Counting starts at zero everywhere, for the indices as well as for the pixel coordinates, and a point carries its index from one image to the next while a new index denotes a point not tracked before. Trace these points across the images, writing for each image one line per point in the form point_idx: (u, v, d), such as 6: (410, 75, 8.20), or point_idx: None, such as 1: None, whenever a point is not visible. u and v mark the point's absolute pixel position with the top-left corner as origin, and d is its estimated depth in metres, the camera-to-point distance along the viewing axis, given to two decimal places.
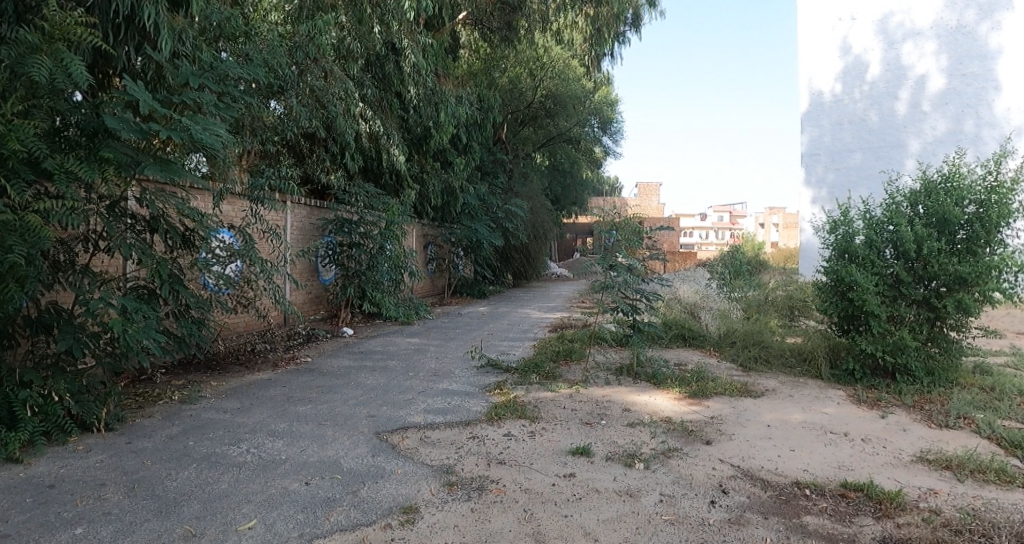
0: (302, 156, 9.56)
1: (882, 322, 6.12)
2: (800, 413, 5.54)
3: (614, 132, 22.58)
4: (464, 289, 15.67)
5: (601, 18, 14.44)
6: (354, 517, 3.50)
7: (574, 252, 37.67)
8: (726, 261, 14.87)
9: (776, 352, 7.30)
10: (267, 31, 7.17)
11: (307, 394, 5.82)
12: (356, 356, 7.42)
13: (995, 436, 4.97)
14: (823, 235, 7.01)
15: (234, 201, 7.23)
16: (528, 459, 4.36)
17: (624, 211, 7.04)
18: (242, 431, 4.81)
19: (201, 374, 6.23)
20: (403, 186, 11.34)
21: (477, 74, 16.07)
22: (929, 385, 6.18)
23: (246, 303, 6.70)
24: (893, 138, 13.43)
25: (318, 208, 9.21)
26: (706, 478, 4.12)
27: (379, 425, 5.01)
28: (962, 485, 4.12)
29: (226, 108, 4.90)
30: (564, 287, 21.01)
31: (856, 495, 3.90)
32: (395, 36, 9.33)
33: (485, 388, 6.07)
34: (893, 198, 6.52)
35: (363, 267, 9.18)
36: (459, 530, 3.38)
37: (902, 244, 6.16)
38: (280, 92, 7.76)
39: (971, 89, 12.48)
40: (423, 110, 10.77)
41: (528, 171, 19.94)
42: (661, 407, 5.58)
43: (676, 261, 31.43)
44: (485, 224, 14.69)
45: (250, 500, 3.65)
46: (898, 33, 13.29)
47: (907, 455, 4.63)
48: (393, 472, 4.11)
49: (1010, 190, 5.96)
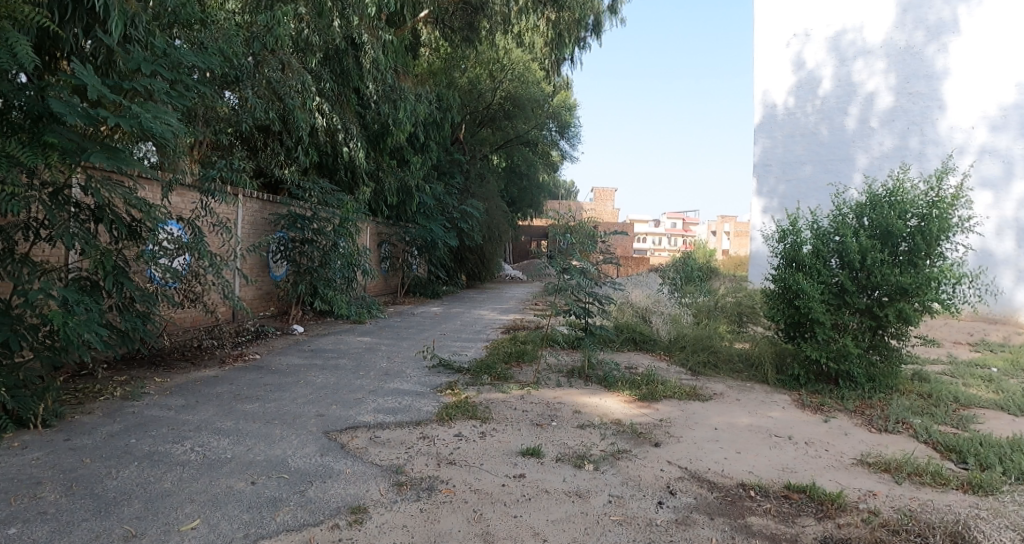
0: (256, 150, 9.42)
1: (827, 330, 6.29)
2: (748, 417, 5.67)
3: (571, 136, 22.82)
4: (419, 290, 15.56)
5: (563, 23, 14.79)
6: (302, 516, 3.45)
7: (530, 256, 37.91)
8: (677, 268, 15.04)
9: (725, 357, 7.44)
10: (223, 19, 6.96)
11: (255, 392, 5.69)
12: (307, 354, 7.28)
13: (932, 441, 5.20)
14: (772, 243, 7.16)
15: (184, 193, 6.98)
16: (478, 459, 4.36)
17: (579, 215, 7.02)
18: (186, 428, 4.68)
19: (146, 370, 6.04)
20: (359, 183, 11.16)
21: (437, 73, 15.91)
22: (870, 391, 6.39)
23: (193, 298, 6.49)
24: (843, 151, 14.01)
25: (272, 202, 8.97)
26: (653, 479, 4.19)
27: (329, 424, 4.93)
28: (900, 487, 4.28)
29: (179, 96, 4.81)
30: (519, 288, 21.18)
31: (799, 496, 4.02)
32: (354, 31, 9.14)
33: (436, 389, 6.03)
34: (840, 210, 6.71)
35: (316, 263, 9.01)
36: (408, 530, 3.37)
37: (847, 255, 6.35)
38: (235, 83, 7.56)
39: (917, 107, 13.00)
40: (381, 108, 10.58)
41: (486, 172, 19.83)
42: (612, 409, 5.63)
43: (629, 266, 32.05)
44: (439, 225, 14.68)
45: (195, 499, 3.56)
46: (850, 50, 13.83)
47: (848, 458, 4.80)
48: (342, 472, 4.06)
49: (951, 205, 6.18)
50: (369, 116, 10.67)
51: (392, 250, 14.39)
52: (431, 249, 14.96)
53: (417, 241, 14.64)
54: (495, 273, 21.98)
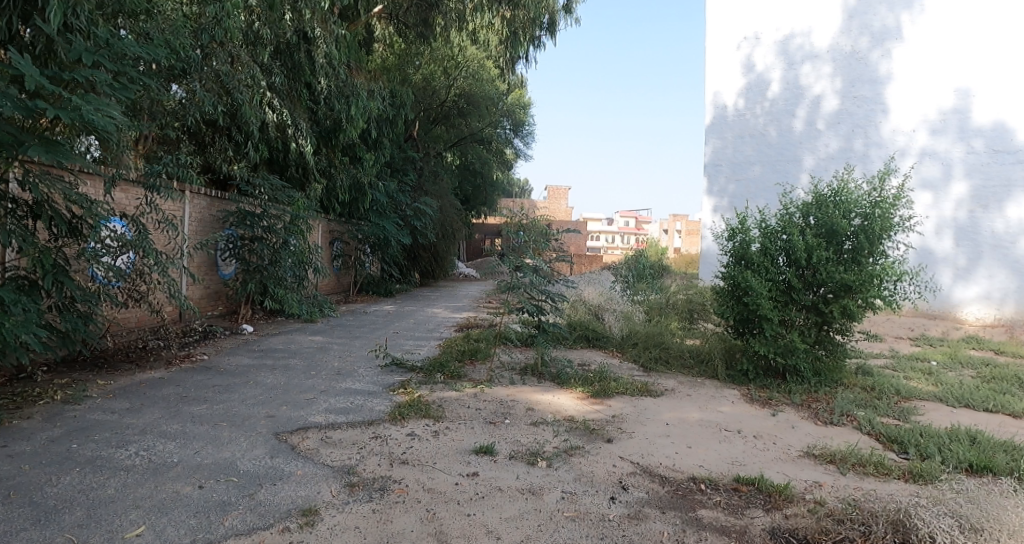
0: (203, 145, 9.13)
1: (774, 326, 6.48)
2: (698, 412, 5.79)
3: (525, 135, 22.99)
4: (371, 288, 15.37)
5: (518, 21, 14.48)
6: (252, 520, 3.39)
7: (483, 254, 37.92)
8: (630, 266, 15.23)
9: (675, 353, 7.60)
10: (170, 9, 6.75)
11: (203, 393, 5.54)
12: (256, 354, 7.14)
13: (875, 432, 5.39)
14: (721, 242, 7.33)
15: (128, 189, 6.77)
16: (431, 458, 4.35)
17: (533, 213, 7.03)
18: (131, 432, 4.54)
19: (89, 372, 5.83)
20: (310, 180, 10.99)
21: (390, 69, 15.93)
22: (816, 385, 6.60)
23: (138, 297, 6.28)
24: (790, 153, 14.45)
25: (220, 198, 8.78)
26: (606, 475, 4.24)
27: (279, 425, 4.85)
28: (845, 477, 4.44)
29: (123, 89, 4.68)
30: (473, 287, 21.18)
31: (748, 488, 4.12)
32: (306, 25, 9.00)
33: (389, 388, 5.98)
34: (787, 209, 6.91)
35: (266, 262, 8.81)
36: (360, 531, 3.34)
37: (793, 253, 6.54)
38: (181, 76, 7.40)
39: (861, 110, 13.49)
40: (333, 104, 10.41)
41: (440, 169, 19.65)
42: (564, 406, 5.68)
43: (581, 264, 32.38)
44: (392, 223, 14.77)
45: (140, 505, 3.46)
46: (798, 54, 14.23)
47: (796, 450, 4.95)
48: (293, 473, 4.00)
49: (893, 205, 6.41)
50: (320, 112, 10.49)
51: (344, 248, 14.20)
52: (383, 247, 14.86)
53: (370, 239, 14.50)
54: (448, 272, 21.93)
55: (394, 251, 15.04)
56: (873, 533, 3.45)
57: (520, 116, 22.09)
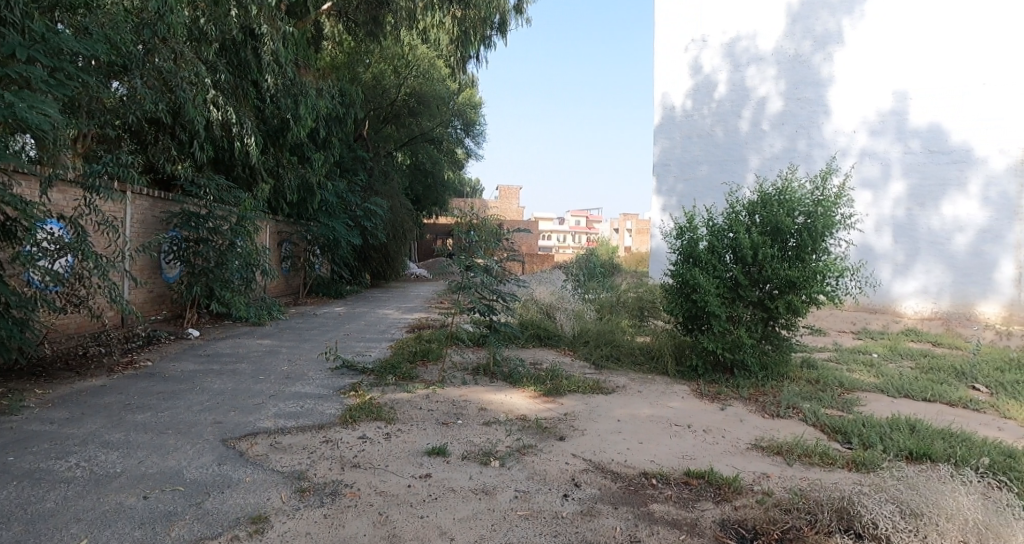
0: (145, 143, 8.77)
1: (722, 322, 6.66)
2: (649, 408, 5.89)
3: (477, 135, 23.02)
4: (322, 289, 15.09)
5: (469, 20, 14.48)
6: (199, 530, 3.30)
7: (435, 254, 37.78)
8: (581, 265, 15.38)
9: (625, 351, 7.74)
10: (110, 3, 6.51)
11: (147, 401, 5.37)
12: (202, 359, 6.95)
13: (819, 424, 5.59)
14: (670, 240, 7.48)
15: (65, 189, 6.51)
16: (382, 461, 4.31)
17: (484, 212, 7.04)
18: (71, 443, 4.36)
19: (25, 381, 5.57)
20: (257, 180, 10.78)
21: (339, 67, 15.86)
22: (763, 378, 6.80)
23: (77, 302, 6.02)
24: (737, 153, 14.79)
25: (163, 199, 8.56)
26: (559, 472, 4.28)
27: (226, 431, 4.73)
28: (791, 468, 4.59)
29: (59, 85, 4.48)
30: (427, 287, 21.06)
31: (698, 481, 4.22)
32: (253, 21, 8.81)
33: (340, 391, 5.91)
34: (734, 208, 7.09)
35: (212, 264, 8.58)
36: (311, 538, 3.29)
37: (740, 250, 6.72)
38: (123, 72, 7.15)
39: (805, 112, 13.95)
40: (282, 102, 10.19)
41: (392, 169, 19.42)
42: (516, 405, 5.71)
43: (534, 263, 32.64)
44: (342, 223, 14.50)
45: (81, 518, 3.33)
46: (744, 57, 14.61)
47: (744, 443, 5.09)
48: (242, 481, 3.91)
49: (834, 203, 6.67)
50: (267, 110, 10.24)
51: (294, 249, 13.95)
52: (335, 248, 14.69)
53: (321, 240, 14.28)
54: (400, 272, 21.76)
55: (345, 252, 14.90)
56: (820, 521, 3.57)
57: (473, 117, 21.89)
